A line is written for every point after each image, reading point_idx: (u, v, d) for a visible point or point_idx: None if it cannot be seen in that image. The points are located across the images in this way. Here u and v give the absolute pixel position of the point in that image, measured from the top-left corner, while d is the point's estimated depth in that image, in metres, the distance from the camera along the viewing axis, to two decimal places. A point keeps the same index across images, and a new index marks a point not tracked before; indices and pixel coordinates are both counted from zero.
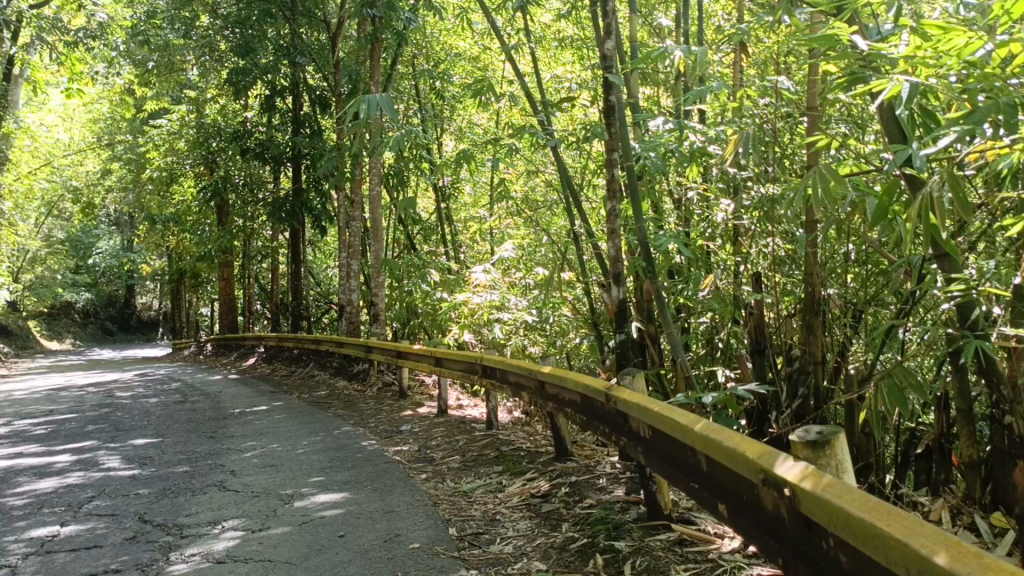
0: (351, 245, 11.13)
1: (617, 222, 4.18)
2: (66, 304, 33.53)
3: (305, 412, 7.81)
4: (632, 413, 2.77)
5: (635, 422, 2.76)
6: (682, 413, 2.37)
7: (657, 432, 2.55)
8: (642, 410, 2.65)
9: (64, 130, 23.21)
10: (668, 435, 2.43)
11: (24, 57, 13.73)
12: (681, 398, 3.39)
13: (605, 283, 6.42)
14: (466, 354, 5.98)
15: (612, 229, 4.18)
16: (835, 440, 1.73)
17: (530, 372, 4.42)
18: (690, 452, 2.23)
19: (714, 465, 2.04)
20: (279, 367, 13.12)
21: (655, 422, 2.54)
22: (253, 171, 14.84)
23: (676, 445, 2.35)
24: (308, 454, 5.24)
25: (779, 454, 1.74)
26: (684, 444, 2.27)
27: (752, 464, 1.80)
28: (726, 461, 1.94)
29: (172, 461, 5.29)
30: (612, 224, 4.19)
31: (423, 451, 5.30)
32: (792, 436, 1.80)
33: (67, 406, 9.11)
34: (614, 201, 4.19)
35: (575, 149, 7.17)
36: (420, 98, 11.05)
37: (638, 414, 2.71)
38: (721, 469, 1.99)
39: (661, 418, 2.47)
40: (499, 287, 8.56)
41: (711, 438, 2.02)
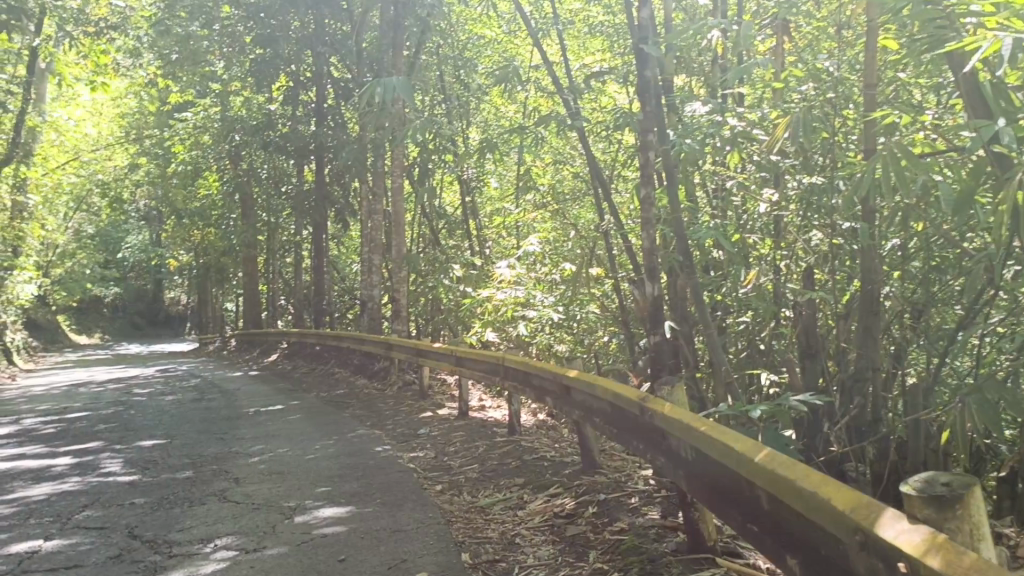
0: (374, 239, 10.83)
1: (651, 212, 3.79)
2: (96, 298, 33.90)
3: (322, 412, 7.53)
4: (667, 428, 2.42)
5: (670, 438, 2.41)
6: (732, 436, 2.02)
7: (700, 456, 2.19)
8: (683, 425, 2.28)
9: (92, 124, 23.34)
10: (713, 460, 2.08)
11: (47, 50, 13.66)
12: (725, 410, 3.01)
13: (636, 279, 6.03)
14: (487, 354, 5.63)
15: (647, 220, 3.79)
16: (967, 498, 1.47)
17: (555, 376, 4.06)
18: (747, 488, 1.88)
19: (782, 510, 1.69)
20: (301, 364, 12.89)
21: (695, 442, 2.19)
22: (276, 165, 14.66)
23: (727, 474, 1.99)
24: (317, 460, 4.94)
25: (883, 508, 1.41)
26: (739, 476, 1.92)
27: (841, 517, 1.46)
28: (802, 509, 1.60)
29: (176, 467, 5.04)
30: (646, 214, 3.80)
31: (440, 458, 4.96)
32: (908, 489, 1.51)
33: (82, 404, 8.96)
34: (648, 188, 3.79)
35: (605, 137, 6.77)
36: (444, 88, 10.73)
37: (674, 430, 2.36)
38: (793, 516, 1.64)
39: (705, 439, 2.11)
40: (524, 283, 8.04)
41: (782, 479, 1.67)
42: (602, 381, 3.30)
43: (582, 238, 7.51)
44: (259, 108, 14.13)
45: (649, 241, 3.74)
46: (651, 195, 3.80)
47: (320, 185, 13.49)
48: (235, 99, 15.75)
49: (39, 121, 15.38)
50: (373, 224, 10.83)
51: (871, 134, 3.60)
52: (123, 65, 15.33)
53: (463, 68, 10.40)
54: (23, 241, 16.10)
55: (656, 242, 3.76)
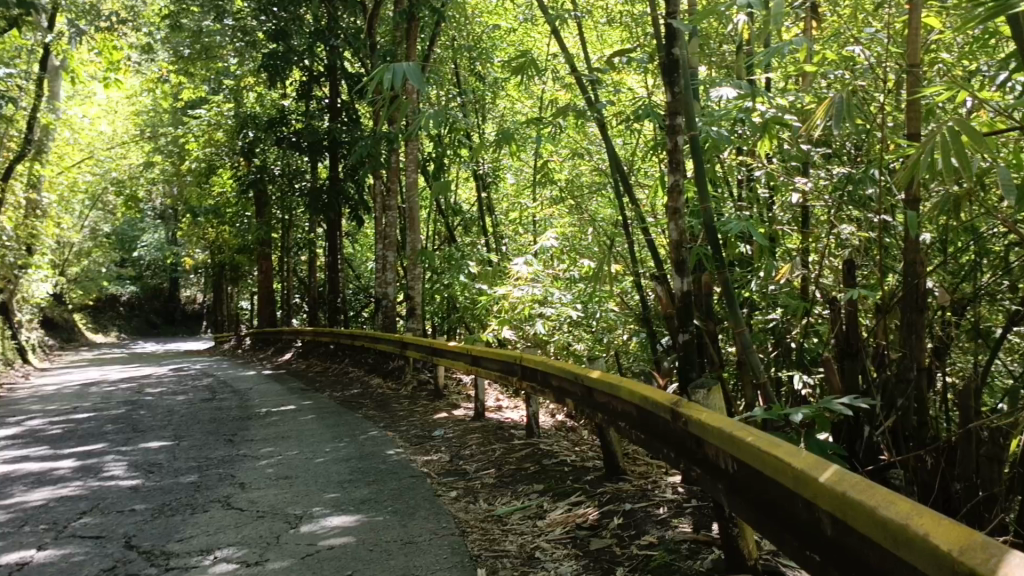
0: (388, 236, 10.66)
1: (681, 202, 3.54)
2: (113, 297, 34.02)
3: (334, 412, 7.35)
4: (703, 435, 2.20)
5: (706, 447, 2.19)
6: (786, 451, 1.79)
7: (747, 470, 1.96)
8: (724, 436, 2.05)
9: (108, 123, 23.38)
10: (763, 476, 1.86)
11: (60, 47, 13.61)
12: (765, 413, 2.76)
13: (658, 275, 5.79)
14: (504, 353, 5.42)
15: (675, 211, 3.54)
16: None
17: (576, 377, 3.83)
18: (812, 511, 1.65)
19: (857, 540, 1.48)
20: (315, 364, 12.74)
21: (739, 454, 1.97)
22: (289, 162, 14.52)
23: (781, 493, 1.78)
24: (327, 464, 4.75)
25: (1000, 548, 1.18)
26: (798, 497, 1.70)
27: (945, 557, 1.23)
28: (887, 541, 1.38)
29: (181, 471, 4.89)
30: (675, 204, 3.56)
31: (455, 462, 4.74)
32: None
33: (93, 404, 8.86)
34: (676, 175, 3.54)
35: (625, 128, 6.54)
36: (458, 82, 10.53)
37: (712, 439, 2.14)
38: (873, 549, 1.42)
39: (753, 453, 1.89)
40: (541, 280, 7.88)
41: (860, 505, 1.45)
42: (627, 383, 3.07)
43: (600, 234, 7.27)
44: (272, 104, 14.01)
45: (678, 232, 3.50)
46: (683, 182, 3.55)
47: (333, 182, 13.30)
48: (249, 96, 15.64)
49: (55, 120, 15.39)
50: (386, 221, 10.65)
51: (912, 113, 3.44)
52: (136, 62, 15.27)
53: (477, 61, 10.17)
54: (39, 239, 16.13)
55: (685, 233, 3.53)
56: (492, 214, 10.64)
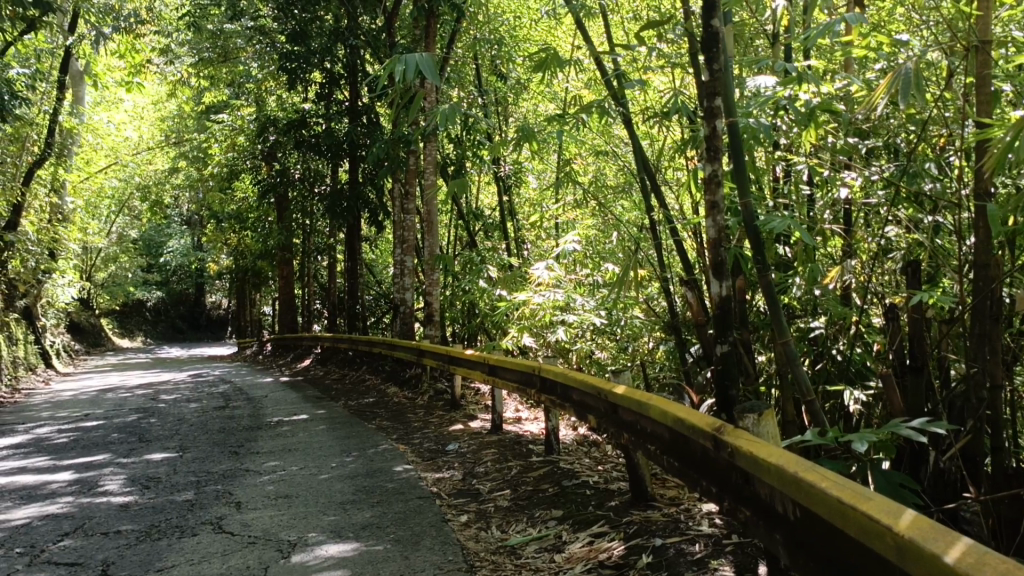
0: (406, 240, 10.35)
1: (722, 193, 3.14)
2: (138, 302, 34.19)
3: (347, 423, 7.05)
4: (757, 473, 1.81)
5: (762, 486, 1.80)
6: (878, 506, 1.39)
7: (821, 525, 1.56)
8: (790, 481, 1.65)
9: (133, 128, 23.48)
10: (843, 535, 1.47)
11: (82, 50, 13.54)
12: (823, 438, 2.38)
13: (687, 280, 5.41)
14: (522, 362, 5.07)
15: (713, 206, 3.15)
16: None
17: (600, 392, 3.45)
18: None
19: None
20: (333, 371, 12.47)
21: (809, 503, 1.58)
22: (310, 166, 14.30)
23: (872, 563, 1.38)
24: (331, 482, 4.43)
25: None
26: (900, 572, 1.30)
27: None
28: None
29: (177, 486, 4.59)
30: (713, 197, 3.17)
31: (468, 481, 4.39)
32: None
33: (103, 411, 8.65)
34: (714, 165, 3.16)
35: (652, 124, 6.16)
36: (480, 81, 10.23)
37: (771, 480, 1.75)
38: None
39: (829, 505, 1.51)
40: (563, 286, 7.63)
41: None
42: (658, 401, 2.70)
43: (625, 239, 6.88)
44: (294, 107, 13.82)
45: (717, 230, 3.11)
46: (723, 171, 3.16)
47: (353, 186, 13.03)
48: (270, 99, 15.47)
49: (78, 124, 15.33)
50: (405, 225, 10.35)
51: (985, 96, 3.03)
52: (158, 66, 15.19)
53: (498, 60, 9.84)
54: (62, 243, 16.09)
55: (723, 230, 3.13)
56: (513, 218, 10.30)
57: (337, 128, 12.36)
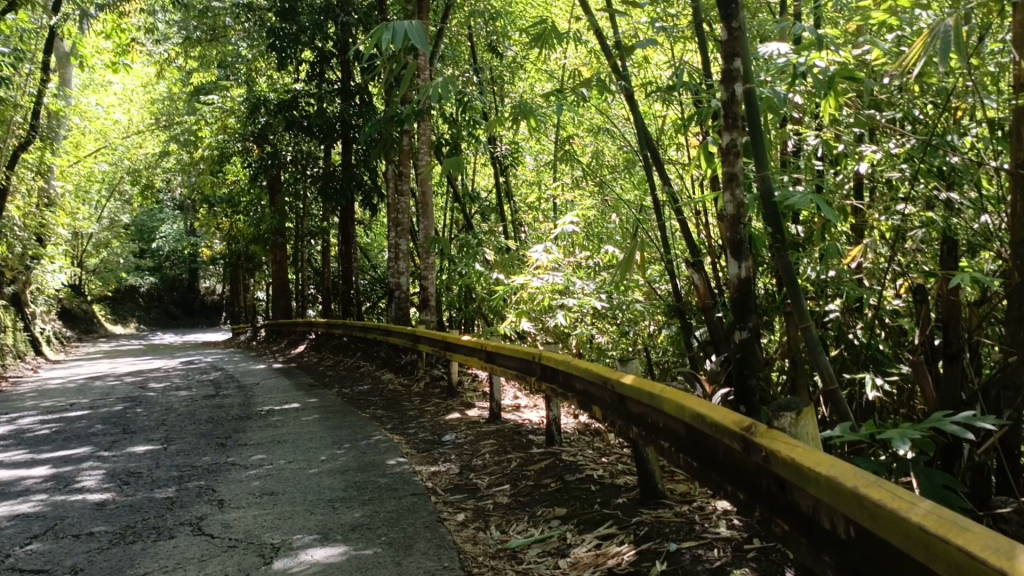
0: (401, 223, 10.08)
1: (740, 165, 2.89)
2: (132, 288, 34.02)
3: (340, 412, 6.83)
4: (801, 483, 1.58)
5: (806, 498, 1.58)
6: (975, 540, 1.15)
7: (889, 551, 1.33)
8: (851, 498, 1.41)
9: (123, 111, 23.06)
10: (922, 568, 1.24)
11: (65, 29, 13.15)
12: (870, 435, 2.14)
13: (694, 262, 5.16)
14: (521, 349, 4.82)
15: (731, 178, 2.90)
16: None
17: (607, 382, 3.21)
18: None
19: None
20: (327, 357, 12.25)
21: (876, 525, 1.35)
22: (302, 147, 13.98)
23: None
24: (321, 476, 4.20)
25: None
26: None
27: None
28: None
29: (159, 482, 4.36)
30: (731, 168, 2.92)
31: (465, 474, 4.17)
32: None
33: (89, 401, 8.40)
34: (731, 134, 2.90)
35: (656, 99, 5.89)
36: (476, 59, 9.92)
37: (818, 491, 1.53)
38: None
39: (905, 531, 1.27)
40: (562, 269, 7.32)
41: None
42: (670, 393, 2.47)
43: (627, 220, 6.62)
44: (285, 88, 13.48)
45: (735, 206, 2.87)
46: (741, 140, 2.90)
47: (346, 167, 12.72)
48: (261, 80, 15.12)
49: (64, 106, 14.96)
50: (399, 207, 10.07)
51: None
52: (145, 46, 14.81)
53: (493, 36, 9.54)
54: (50, 229, 15.77)
55: (742, 205, 2.88)
56: (511, 199, 10.03)
57: (328, 108, 12.03)
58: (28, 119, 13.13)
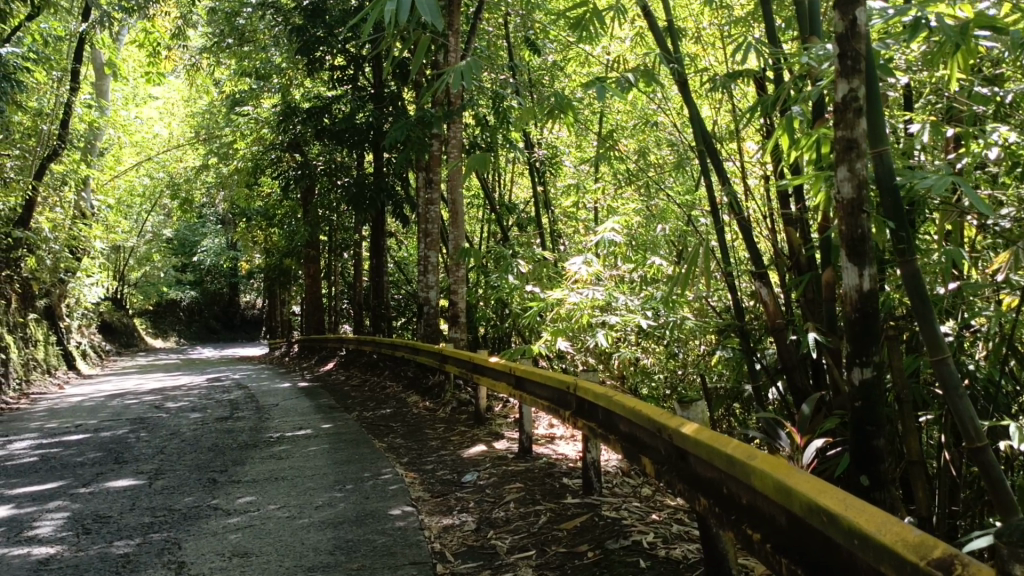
0: (431, 233, 9.41)
1: (863, 127, 2.26)
2: (174, 301, 34.32)
3: (354, 440, 6.14)
4: None
5: None
6: None
7: None
8: None
9: (164, 125, 22.96)
10: None
11: (96, 37, 12.81)
12: None
13: (759, 274, 4.34)
14: (555, 376, 4.05)
15: (849, 147, 2.27)
16: None
17: (663, 430, 2.43)
18: None
19: None
20: (355, 375, 11.62)
21: None
22: (334, 158, 13.47)
23: None
24: (310, 530, 3.47)
25: None
26: None
27: None
28: None
29: (123, 532, 3.68)
30: (849, 132, 2.28)
31: (484, 531, 3.43)
32: None
33: (97, 423, 7.85)
34: (851, 84, 2.25)
35: (713, 87, 5.09)
36: (514, 56, 9.22)
37: None
38: None
39: None
40: (602, 283, 6.55)
41: None
42: (760, 457, 1.75)
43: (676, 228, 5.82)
44: (319, 96, 12.96)
45: (853, 187, 2.25)
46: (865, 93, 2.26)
47: (378, 177, 12.12)
48: (295, 88, 14.67)
49: (99, 117, 14.70)
50: (429, 216, 9.41)
51: None
52: (178, 55, 14.45)
53: (530, 32, 8.86)
54: (84, 242, 15.50)
55: (864, 185, 2.26)
56: (549, 209, 9.27)
57: (359, 114, 11.47)
58: (58, 129, 12.80)
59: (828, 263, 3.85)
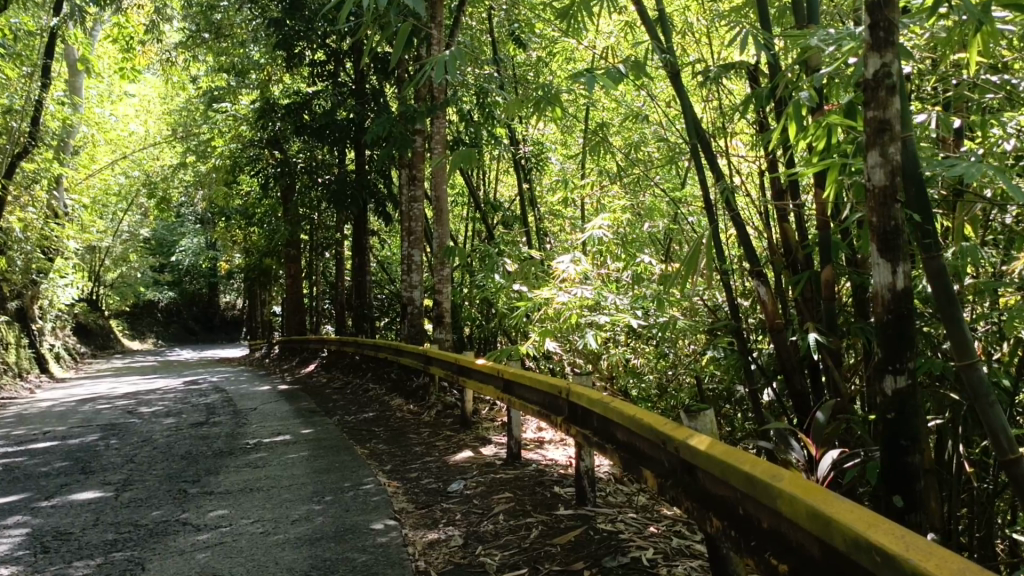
0: (413, 232, 9.18)
1: (896, 107, 2.13)
2: (152, 302, 33.74)
3: (335, 447, 5.90)
4: None
5: None
6: None
7: None
8: None
9: (140, 122, 22.49)
10: None
11: (67, 31, 12.42)
12: None
13: (757, 272, 4.16)
14: (545, 380, 3.86)
15: (881, 128, 2.14)
16: None
17: (668, 442, 2.25)
18: None
19: None
20: (337, 377, 11.37)
21: None
22: (314, 156, 13.19)
23: None
24: (285, 548, 3.24)
25: None
26: None
27: None
28: None
29: (82, 551, 3.42)
30: (881, 113, 2.15)
31: (471, 547, 3.21)
32: None
33: (66, 429, 7.54)
34: (884, 59, 2.13)
35: (707, 79, 4.90)
36: (499, 50, 9.01)
37: None
38: None
39: None
40: (591, 282, 6.36)
41: None
42: (788, 479, 1.56)
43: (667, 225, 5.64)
44: (298, 92, 12.65)
45: (886, 174, 2.13)
46: (899, 70, 2.13)
47: (360, 174, 11.86)
48: (274, 84, 14.34)
49: (73, 115, 14.28)
50: (412, 214, 9.17)
51: None
52: (153, 49, 14.07)
53: (515, 26, 8.66)
54: (56, 242, 15.08)
55: (898, 171, 2.14)
56: (535, 207, 9.07)
57: (340, 110, 11.21)
58: (28, 126, 12.38)
59: (827, 261, 3.67)
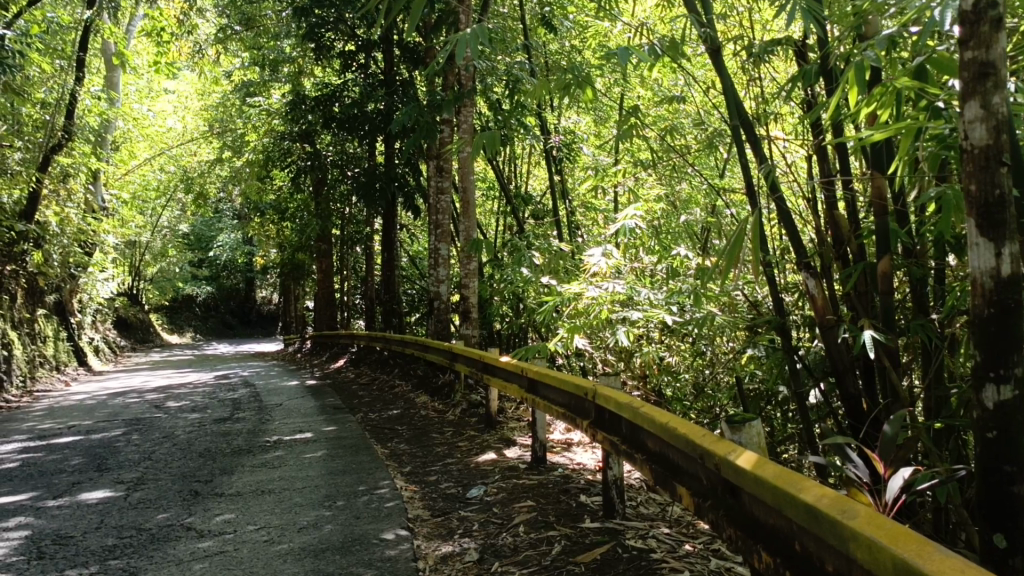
0: (441, 225, 8.94)
1: (1000, 47, 1.80)
2: (190, 297, 34.30)
3: (355, 446, 5.68)
4: None
5: None
6: None
7: None
8: None
9: (177, 118, 22.67)
10: None
11: (101, 24, 12.39)
12: None
13: (804, 265, 3.81)
14: (572, 380, 3.59)
15: (983, 74, 1.81)
16: None
17: (709, 459, 1.98)
18: None
19: None
20: (365, 373, 11.21)
21: None
22: (344, 149, 13.05)
23: None
24: (287, 559, 3.01)
25: None
26: None
27: None
28: None
29: (78, 557, 3.24)
30: (981, 55, 1.83)
31: (487, 562, 2.95)
32: None
33: (91, 423, 7.47)
34: None
35: (751, 55, 4.53)
36: (528, 36, 8.68)
37: None
38: None
39: None
40: (624, 276, 6.02)
41: None
42: (865, 518, 1.29)
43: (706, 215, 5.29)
44: (329, 84, 12.49)
45: (989, 129, 1.81)
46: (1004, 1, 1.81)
47: (389, 167, 11.66)
48: (305, 77, 14.22)
49: (109, 109, 14.29)
50: (440, 206, 8.92)
51: None
52: (187, 43, 14.06)
53: (547, 10, 8.32)
54: (93, 236, 15.20)
55: (1001, 125, 1.81)
56: (567, 200, 8.75)
57: (370, 102, 11.02)
58: (63, 120, 12.38)
59: (884, 251, 3.32)
